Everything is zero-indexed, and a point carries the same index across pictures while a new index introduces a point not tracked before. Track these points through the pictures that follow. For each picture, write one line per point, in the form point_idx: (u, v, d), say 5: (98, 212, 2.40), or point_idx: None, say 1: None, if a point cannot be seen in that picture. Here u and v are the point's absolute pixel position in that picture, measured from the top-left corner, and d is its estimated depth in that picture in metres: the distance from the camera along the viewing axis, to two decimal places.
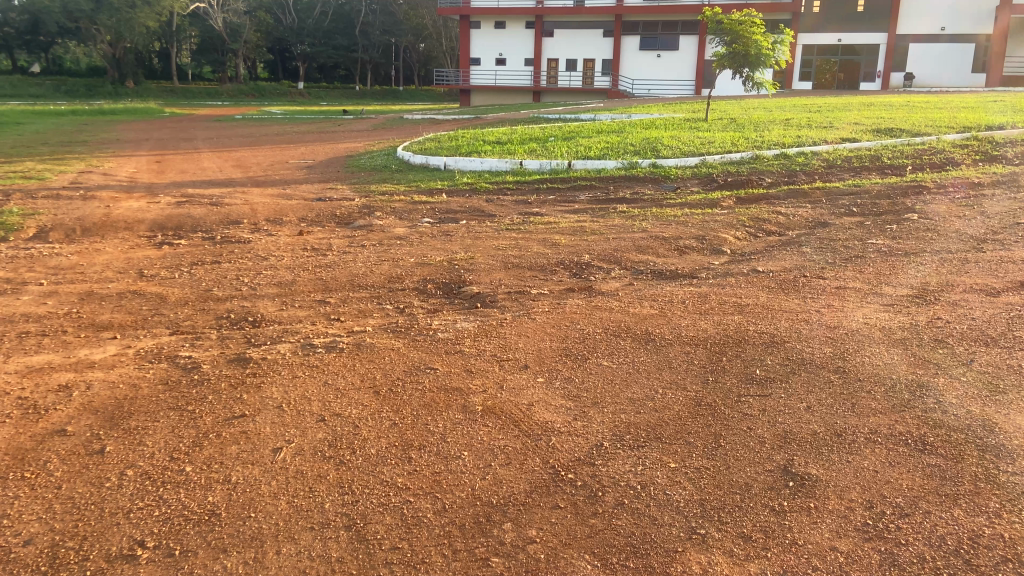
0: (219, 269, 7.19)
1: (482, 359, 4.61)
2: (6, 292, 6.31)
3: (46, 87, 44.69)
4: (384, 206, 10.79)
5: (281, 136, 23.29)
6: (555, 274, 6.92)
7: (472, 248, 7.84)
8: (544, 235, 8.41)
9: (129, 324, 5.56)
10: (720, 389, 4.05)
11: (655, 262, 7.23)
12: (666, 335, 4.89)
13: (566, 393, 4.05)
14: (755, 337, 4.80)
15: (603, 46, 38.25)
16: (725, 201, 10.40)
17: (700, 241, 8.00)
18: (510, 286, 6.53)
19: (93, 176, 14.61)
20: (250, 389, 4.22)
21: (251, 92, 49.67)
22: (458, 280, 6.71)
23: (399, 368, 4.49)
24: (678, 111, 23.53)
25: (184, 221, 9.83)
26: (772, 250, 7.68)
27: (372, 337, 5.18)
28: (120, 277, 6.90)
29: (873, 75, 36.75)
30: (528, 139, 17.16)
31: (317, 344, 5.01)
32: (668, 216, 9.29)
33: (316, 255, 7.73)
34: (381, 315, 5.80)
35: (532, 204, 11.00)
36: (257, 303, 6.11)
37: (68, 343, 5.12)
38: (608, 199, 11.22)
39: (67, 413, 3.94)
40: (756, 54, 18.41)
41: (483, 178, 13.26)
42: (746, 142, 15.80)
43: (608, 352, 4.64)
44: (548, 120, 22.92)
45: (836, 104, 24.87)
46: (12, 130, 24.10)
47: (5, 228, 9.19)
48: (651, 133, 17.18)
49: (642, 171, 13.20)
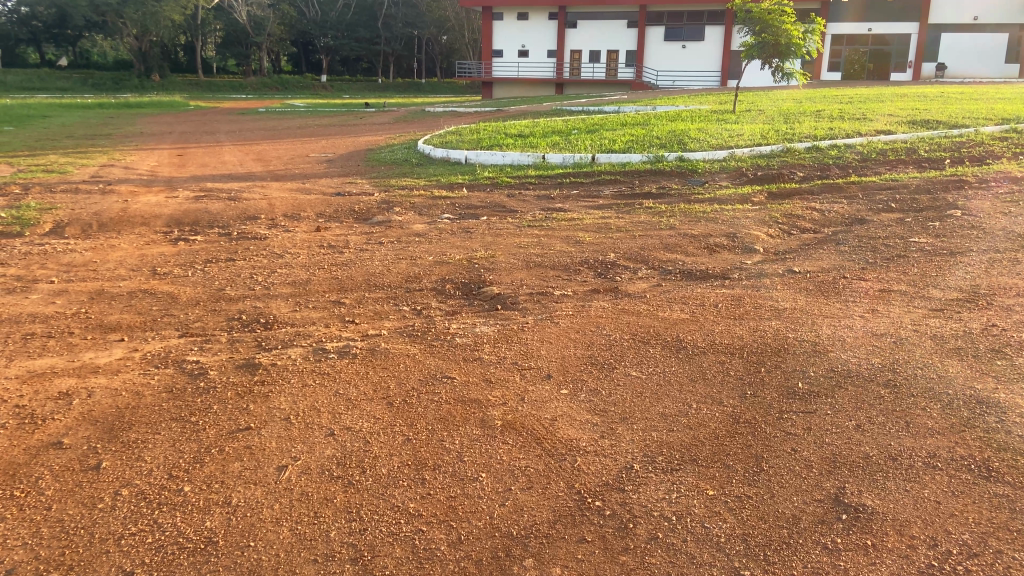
0: (233, 267, 6.99)
1: (501, 367, 4.34)
2: (17, 291, 6.17)
3: (74, 80, 45.15)
4: (403, 201, 10.55)
5: (302, 129, 23.17)
6: (579, 274, 6.63)
7: (493, 246, 7.57)
8: (568, 232, 8.11)
9: (138, 325, 5.37)
10: (760, 404, 3.74)
11: (684, 261, 6.90)
12: (699, 342, 4.58)
13: (592, 407, 3.77)
14: (796, 345, 4.48)
15: (627, 37, 37.69)
16: (756, 196, 10.02)
17: (731, 238, 7.68)
18: (532, 287, 6.26)
19: (114, 169, 14.55)
20: (256, 398, 3.99)
21: (274, 86, 49.75)
22: (479, 280, 6.44)
23: (415, 376, 4.24)
24: (705, 103, 23.03)
25: (200, 216, 9.67)
26: (808, 249, 7.32)
27: (387, 341, 4.94)
28: (133, 275, 6.73)
29: (904, 66, 35.79)
30: (550, 132, 16.84)
31: (329, 349, 4.77)
32: (697, 212, 8.94)
33: (333, 253, 7.51)
34: (398, 317, 5.56)
35: (555, 199, 10.69)
36: (270, 303, 5.90)
37: (74, 346, 4.93)
38: (633, 194, 10.88)
39: (65, 424, 3.74)
40: (786, 44, 17.87)
41: (505, 171, 12.98)
42: (776, 134, 15.35)
43: (636, 361, 4.34)
44: (571, 113, 22.56)
45: (867, 95, 24.22)
46: (38, 123, 24.27)
47: (22, 223, 9.10)
48: (678, 125, 16.76)
49: (668, 165, 12.83)
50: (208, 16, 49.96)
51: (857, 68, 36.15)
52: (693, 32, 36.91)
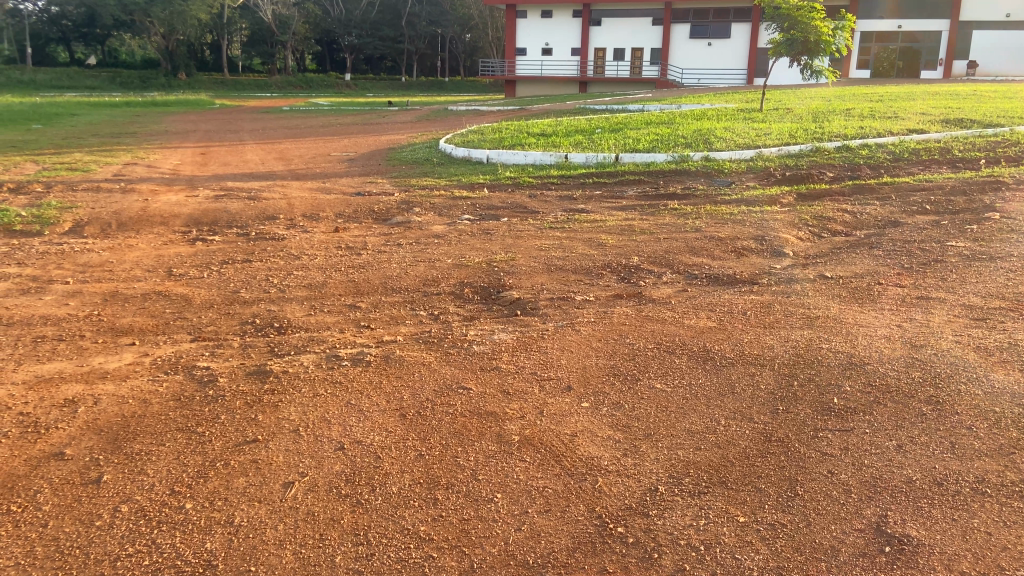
0: (249, 268, 6.90)
1: (519, 377, 4.16)
2: (32, 292, 6.12)
3: (102, 78, 45.73)
4: (424, 202, 10.43)
5: (324, 128, 23.17)
6: (601, 278, 6.43)
7: (514, 248, 7.40)
8: (590, 234, 7.92)
9: (150, 328, 5.27)
10: (794, 421, 3.52)
11: (710, 266, 6.68)
12: (727, 353, 4.37)
13: (614, 422, 3.58)
14: (830, 356, 4.24)
15: (652, 35, 37.30)
16: (785, 198, 9.75)
17: (759, 241, 7.45)
18: (553, 291, 6.08)
19: (137, 168, 14.60)
20: (266, 408, 3.86)
21: (299, 84, 49.99)
22: (498, 284, 6.28)
23: (430, 386, 4.08)
24: (730, 101, 22.63)
25: (219, 216, 9.61)
26: (840, 254, 7.06)
27: (402, 348, 4.78)
28: (148, 276, 6.66)
29: (934, 63, 35.03)
30: (573, 131, 16.62)
31: (343, 356, 4.63)
32: (723, 214, 8.69)
33: (350, 254, 7.39)
34: (414, 322, 5.41)
35: (578, 200, 10.50)
36: (285, 306, 5.78)
37: (84, 349, 4.85)
38: (658, 195, 10.66)
39: (68, 433, 3.64)
40: (815, 41, 17.47)
41: (526, 171, 12.81)
42: (805, 133, 15.00)
43: (661, 372, 4.14)
44: (594, 112, 22.31)
45: (898, 93, 23.74)
46: (65, 122, 24.53)
47: (42, 221, 9.11)
48: (704, 124, 16.46)
49: (694, 165, 12.57)
50: (234, 15, 50.30)
51: (887, 66, 35.44)
52: (719, 30, 36.42)
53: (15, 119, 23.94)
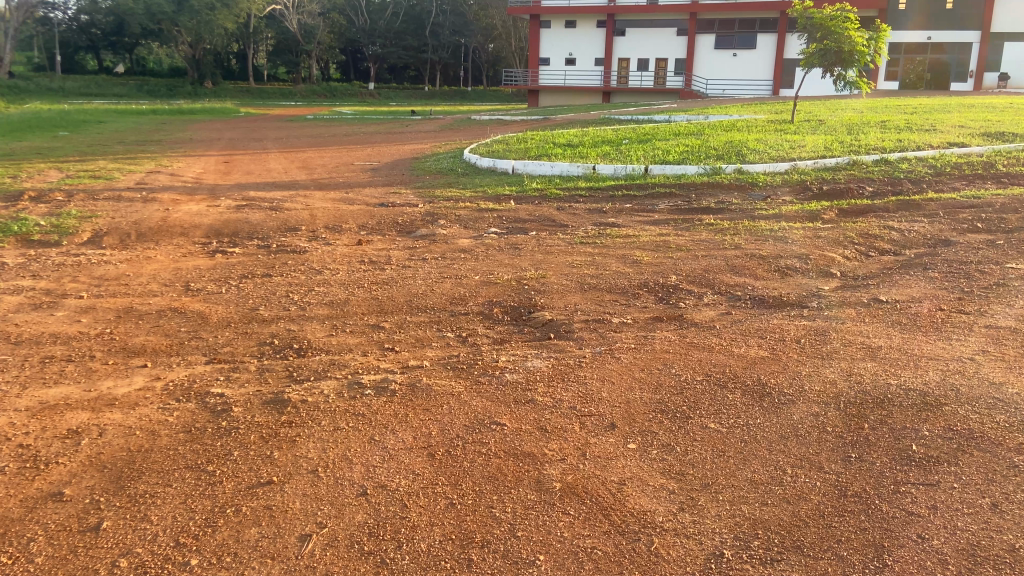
0: (269, 283, 6.63)
1: (558, 413, 3.80)
2: (44, 307, 5.89)
3: (130, 87, 46.26)
4: (449, 213, 10.12)
5: (348, 137, 23.05)
6: (638, 298, 6.07)
7: (544, 265, 7.07)
8: (624, 250, 7.57)
9: (164, 349, 4.99)
10: (869, 473, 3.13)
11: (754, 287, 6.29)
12: (785, 388, 3.97)
13: (666, 469, 3.21)
14: (901, 395, 3.83)
15: (677, 44, 36.91)
16: (826, 213, 9.32)
17: (803, 261, 7.06)
18: (588, 312, 5.72)
19: (160, 176, 14.49)
20: (282, 443, 3.53)
21: (323, 93, 50.20)
22: (530, 303, 5.93)
23: (461, 421, 3.73)
24: (760, 112, 22.20)
25: (240, 227, 9.38)
26: (891, 275, 6.65)
27: (429, 376, 4.43)
28: (165, 291, 6.41)
29: (964, 75, 34.23)
30: (600, 141, 16.29)
31: (366, 383, 4.31)
32: (763, 230, 8.29)
33: (374, 269, 7.09)
34: (441, 345, 5.09)
35: (608, 213, 10.17)
36: (305, 326, 5.48)
37: (93, 372, 4.58)
38: (691, 208, 10.28)
39: (69, 470, 3.35)
40: (849, 52, 16.99)
41: (554, 183, 12.50)
42: (841, 146, 14.54)
43: (714, 409, 3.75)
44: (621, 122, 21.96)
45: (931, 105, 23.13)
46: (93, 129, 24.64)
47: (61, 231, 8.94)
48: (735, 136, 16.05)
49: (726, 178, 12.17)
50: (260, 24, 50.67)
51: (914, 78, 34.87)
52: (745, 41, 35.95)
53: (43, 126, 24.07)
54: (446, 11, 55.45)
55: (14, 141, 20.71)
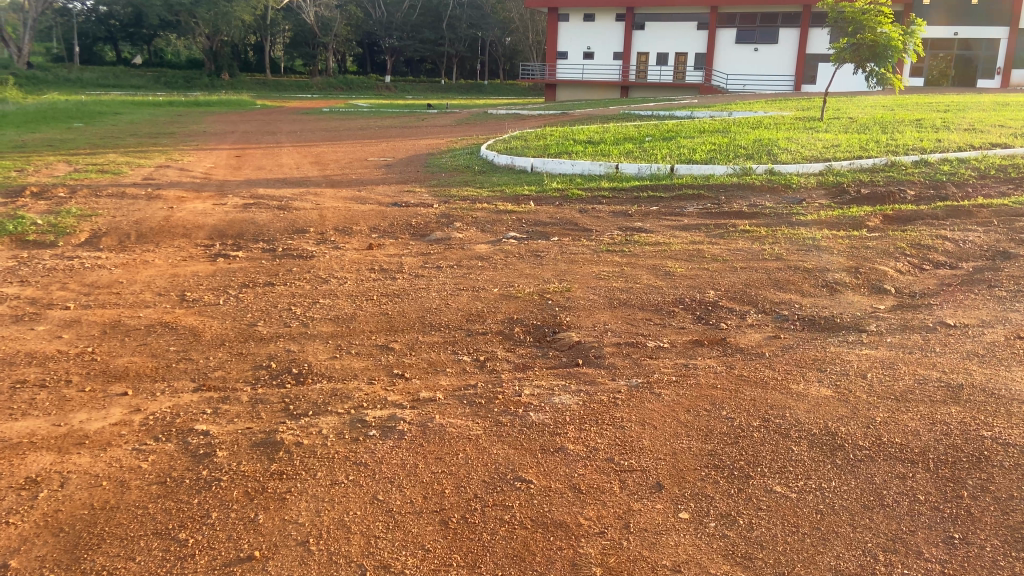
0: (270, 294, 6.11)
1: (593, 467, 3.24)
2: (24, 320, 5.39)
3: (147, 78, 46.08)
4: (465, 215, 9.57)
5: (363, 131, 22.56)
6: (674, 317, 5.50)
7: (568, 277, 6.50)
8: (653, 260, 6.99)
9: (148, 373, 4.47)
10: (979, 562, 2.59)
11: (802, 305, 5.71)
12: (861, 440, 3.43)
13: (731, 552, 2.67)
14: (1000, 453, 3.27)
15: (698, 38, 36.08)
16: (870, 220, 8.67)
17: (853, 274, 6.48)
18: (618, 335, 5.14)
19: (169, 171, 14.07)
20: (269, 502, 3.01)
21: (339, 86, 49.78)
22: (554, 322, 5.38)
23: (479, 476, 3.19)
24: (787, 109, 21.43)
25: (246, 227, 8.87)
26: (953, 292, 6.06)
27: (442, 413, 3.88)
28: (158, 302, 5.91)
29: (991, 72, 33.27)
30: (622, 138, 15.69)
31: (370, 422, 3.77)
32: (803, 238, 7.68)
33: (383, 279, 6.56)
34: (457, 373, 4.54)
35: (634, 216, 9.59)
36: (306, 347, 4.94)
37: (67, 401, 4.07)
38: (722, 212, 9.69)
39: (18, 535, 2.85)
40: (884, 46, 16.16)
41: (575, 182, 11.91)
42: (878, 146, 13.83)
43: (779, 467, 3.21)
44: (642, 118, 21.33)
45: (963, 102, 22.29)
46: (106, 121, 24.28)
47: (58, 231, 8.49)
48: (763, 133, 15.41)
49: (758, 179, 11.51)
50: (277, 16, 50.32)
51: (939, 75, 33.71)
52: (768, 35, 35.10)
53: (56, 118, 23.75)
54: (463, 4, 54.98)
55: (27, 132, 20.42)
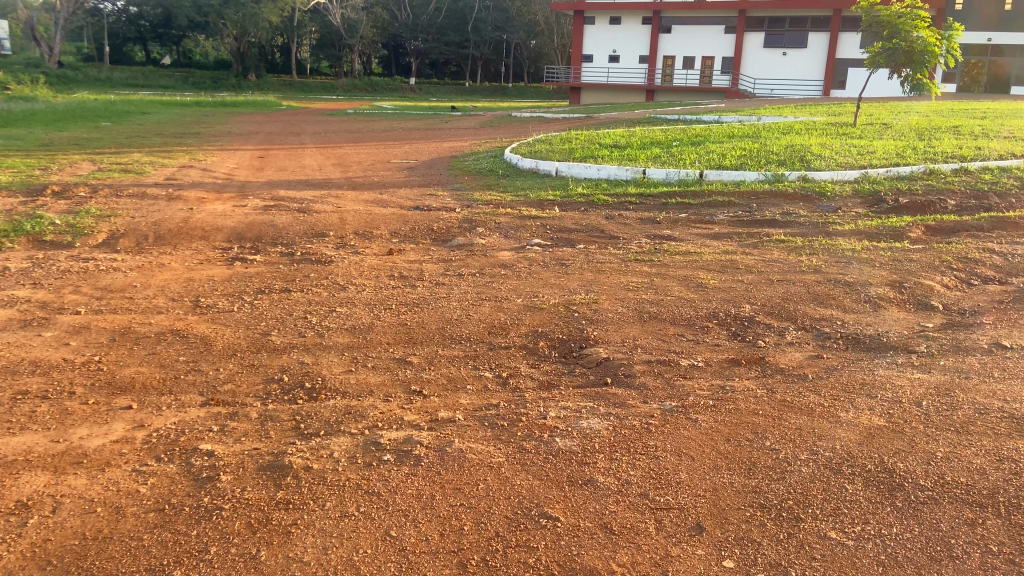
0: (286, 301, 5.90)
1: (626, 504, 2.96)
2: (33, 325, 5.23)
3: (175, 78, 46.47)
4: (488, 220, 9.33)
5: (386, 132, 22.41)
6: (708, 333, 5.20)
7: (595, 287, 6.23)
8: (684, 271, 6.68)
9: (155, 385, 4.26)
10: None
11: (844, 323, 5.38)
12: (922, 479, 3.14)
13: None
14: None
15: (726, 42, 35.60)
16: (912, 230, 8.28)
17: (897, 289, 6.13)
18: (649, 351, 4.85)
19: (192, 172, 13.99)
20: (272, 536, 2.77)
21: (364, 88, 49.86)
22: (581, 337, 5.10)
23: (501, 511, 2.92)
24: (818, 114, 20.96)
25: (265, 230, 8.70)
26: (1006, 310, 5.69)
27: (462, 436, 3.62)
28: (171, 307, 5.72)
29: None
30: (649, 142, 15.36)
31: (386, 444, 3.52)
32: (843, 249, 7.32)
33: (403, 286, 6.33)
34: (479, 390, 4.28)
35: (662, 224, 9.27)
36: (321, 359, 4.71)
37: (69, 415, 3.87)
38: (754, 220, 9.34)
39: (3, 568, 2.64)
40: (920, 51, 15.64)
41: (601, 187, 11.61)
42: (915, 153, 13.37)
43: (832, 508, 2.93)
44: (669, 122, 20.98)
45: (1001, 109, 21.65)
46: (133, 120, 24.41)
47: (75, 231, 8.37)
48: (795, 139, 15.02)
49: (790, 186, 11.12)
50: (304, 18, 50.56)
51: (970, 82, 32.97)
52: (797, 39, 34.51)
53: (84, 116, 23.90)
54: (489, 7, 54.89)
55: (54, 130, 20.54)
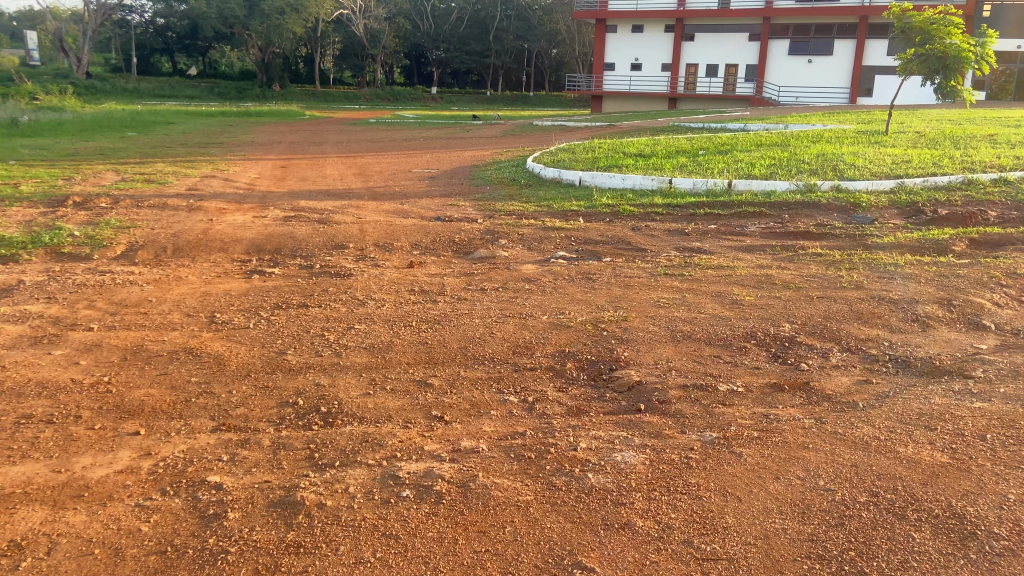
0: (303, 317, 5.69)
1: (668, 554, 2.71)
2: (44, 342, 5.07)
3: (201, 88, 46.94)
4: (511, 232, 9.08)
5: (408, 142, 22.31)
6: (746, 354, 4.90)
7: (625, 304, 5.95)
8: (718, 286, 6.39)
9: (164, 408, 4.07)
10: None
11: (892, 344, 5.05)
12: (997, 527, 2.82)
13: None
14: None
15: (750, 50, 35.18)
16: (956, 244, 7.90)
17: (945, 307, 5.80)
18: (684, 374, 4.55)
19: (214, 182, 13.94)
20: None
21: (387, 97, 50.00)
22: (611, 358, 4.82)
23: (530, 560, 2.68)
24: (847, 122, 20.51)
25: (284, 242, 8.54)
26: None
27: (486, 470, 3.36)
28: (186, 323, 5.54)
29: None
30: (674, 151, 15.07)
31: (404, 478, 3.28)
32: (884, 264, 6.98)
33: (424, 302, 6.11)
34: (504, 416, 4.02)
35: (691, 235, 8.97)
36: (338, 380, 4.48)
37: (73, 441, 3.69)
38: (787, 232, 9.00)
39: None
40: (954, 58, 15.13)
41: (626, 197, 11.34)
42: (952, 162, 12.93)
43: (899, 561, 2.65)
44: (693, 130, 20.67)
45: None
46: (158, 130, 24.57)
47: (94, 243, 8.26)
48: (825, 147, 14.63)
49: (823, 197, 10.74)
50: (327, 29, 50.88)
51: (999, 89, 32.43)
52: (822, 47, 33.99)
53: (110, 127, 24.09)
54: (511, 16, 54.90)
55: (81, 140, 20.67)
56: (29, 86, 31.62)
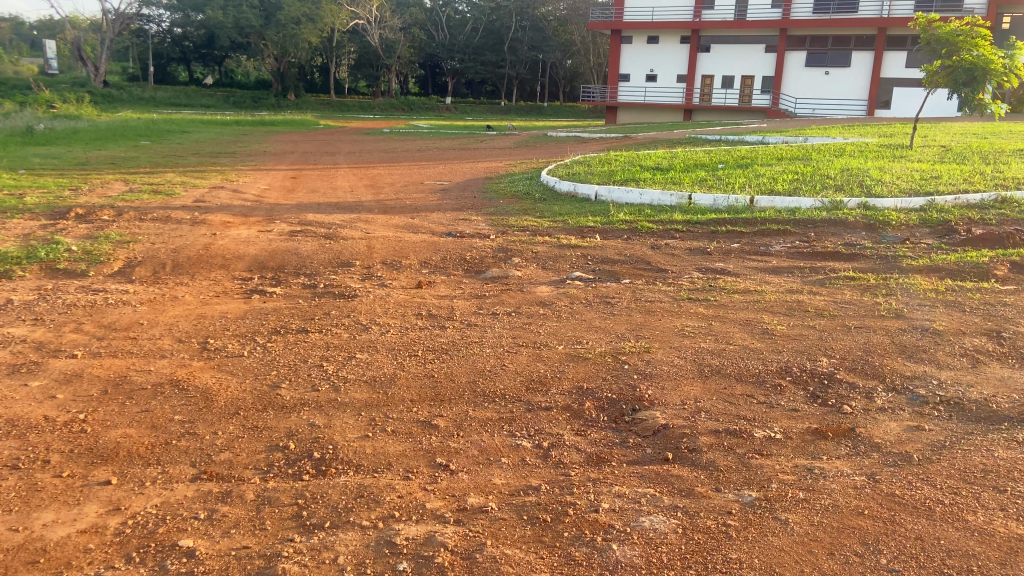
0: (302, 345, 5.31)
1: None
2: (21, 372, 4.71)
3: (217, 97, 47.04)
4: (524, 249, 8.68)
5: (421, 152, 22.01)
6: (782, 394, 4.46)
7: (646, 332, 5.53)
8: (746, 313, 5.97)
9: (140, 453, 3.68)
10: None
11: (942, 383, 4.59)
12: None
13: None
14: None
15: (767, 61, 34.72)
16: (998, 268, 7.40)
17: (996, 339, 5.33)
18: (715, 418, 4.11)
19: (222, 193, 13.65)
20: None
21: (401, 107, 49.88)
22: (633, 397, 4.39)
23: None
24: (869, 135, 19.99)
25: (288, 259, 8.19)
26: None
27: (495, 537, 2.94)
28: (176, 351, 5.17)
29: None
30: (692, 165, 14.63)
31: (401, 546, 2.88)
32: (925, 290, 6.53)
33: (431, 327, 5.72)
34: (515, 466, 3.61)
35: (713, 255, 8.54)
36: (334, 420, 4.09)
37: (35, 492, 3.31)
38: (814, 252, 8.55)
39: None
40: (982, 70, 14.52)
41: (644, 213, 10.92)
42: (984, 178, 12.39)
43: None
44: (711, 144, 20.22)
45: None
46: (171, 139, 24.39)
47: (91, 259, 7.95)
48: (850, 162, 14.15)
49: (850, 214, 10.28)
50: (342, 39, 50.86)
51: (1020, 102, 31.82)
52: (840, 58, 33.44)
53: (123, 135, 23.97)
54: (526, 27, 54.69)
55: (92, 149, 20.50)
56: (46, 94, 31.68)
